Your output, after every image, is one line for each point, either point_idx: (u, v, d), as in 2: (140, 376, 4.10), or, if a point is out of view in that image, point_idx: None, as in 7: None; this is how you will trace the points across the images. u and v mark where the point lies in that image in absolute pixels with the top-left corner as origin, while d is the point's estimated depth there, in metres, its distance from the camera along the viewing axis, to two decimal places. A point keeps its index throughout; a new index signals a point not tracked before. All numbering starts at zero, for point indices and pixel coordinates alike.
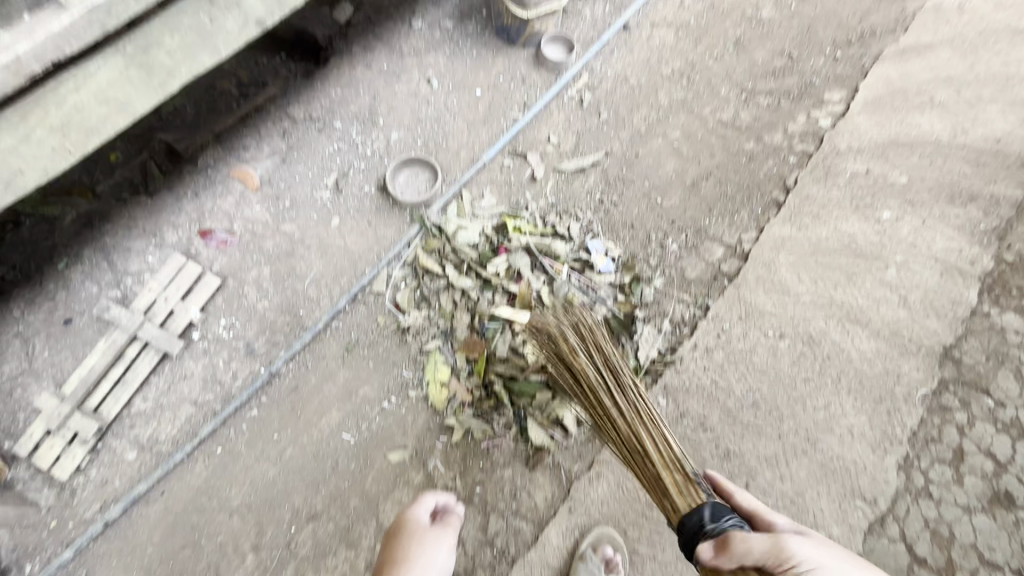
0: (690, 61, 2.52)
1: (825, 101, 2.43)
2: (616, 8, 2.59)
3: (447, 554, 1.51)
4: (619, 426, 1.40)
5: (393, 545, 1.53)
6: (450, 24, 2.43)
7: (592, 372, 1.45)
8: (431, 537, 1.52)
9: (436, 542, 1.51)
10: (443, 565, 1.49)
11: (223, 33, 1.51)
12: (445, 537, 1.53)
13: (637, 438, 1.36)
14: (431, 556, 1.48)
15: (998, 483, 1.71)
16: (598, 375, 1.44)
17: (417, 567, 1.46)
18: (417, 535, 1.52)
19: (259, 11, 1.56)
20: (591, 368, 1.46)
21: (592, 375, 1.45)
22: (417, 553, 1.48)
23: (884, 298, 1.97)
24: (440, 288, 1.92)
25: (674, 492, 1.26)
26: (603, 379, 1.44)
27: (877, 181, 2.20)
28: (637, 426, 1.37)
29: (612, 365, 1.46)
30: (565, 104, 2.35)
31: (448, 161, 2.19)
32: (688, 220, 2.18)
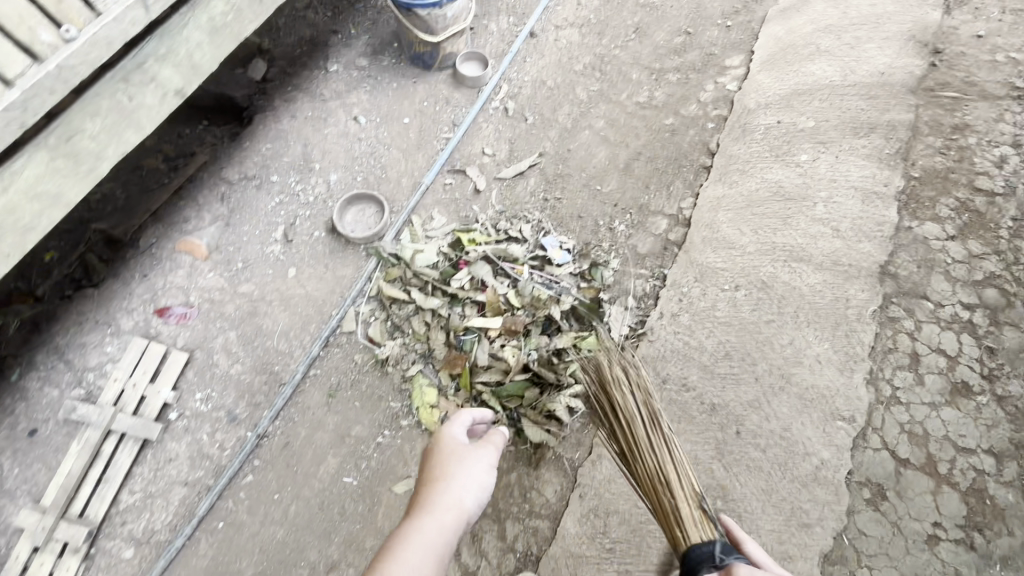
0: (598, 54, 2.66)
1: (727, 67, 2.62)
2: (519, 19, 2.68)
3: (486, 472, 1.39)
4: (642, 457, 1.45)
5: (429, 467, 1.41)
6: (366, 62, 2.50)
7: (627, 408, 1.51)
8: (469, 453, 1.41)
9: (475, 458, 1.40)
10: (482, 481, 1.36)
11: (143, 108, 1.64)
12: (485, 455, 1.43)
13: (657, 473, 1.40)
14: (469, 470, 1.36)
15: (953, 375, 1.90)
16: (630, 410, 1.50)
17: (455, 484, 1.33)
18: (455, 454, 1.41)
19: (175, 80, 1.70)
20: (627, 402, 1.52)
21: (625, 410, 1.51)
22: (456, 470, 1.37)
23: (819, 232, 2.12)
24: (409, 314, 1.94)
25: (685, 525, 1.28)
26: (636, 415, 1.49)
27: (789, 128, 2.36)
28: (660, 461, 1.41)
29: (646, 403, 1.51)
30: (492, 116, 2.45)
31: (391, 191, 2.22)
32: (629, 201, 2.33)
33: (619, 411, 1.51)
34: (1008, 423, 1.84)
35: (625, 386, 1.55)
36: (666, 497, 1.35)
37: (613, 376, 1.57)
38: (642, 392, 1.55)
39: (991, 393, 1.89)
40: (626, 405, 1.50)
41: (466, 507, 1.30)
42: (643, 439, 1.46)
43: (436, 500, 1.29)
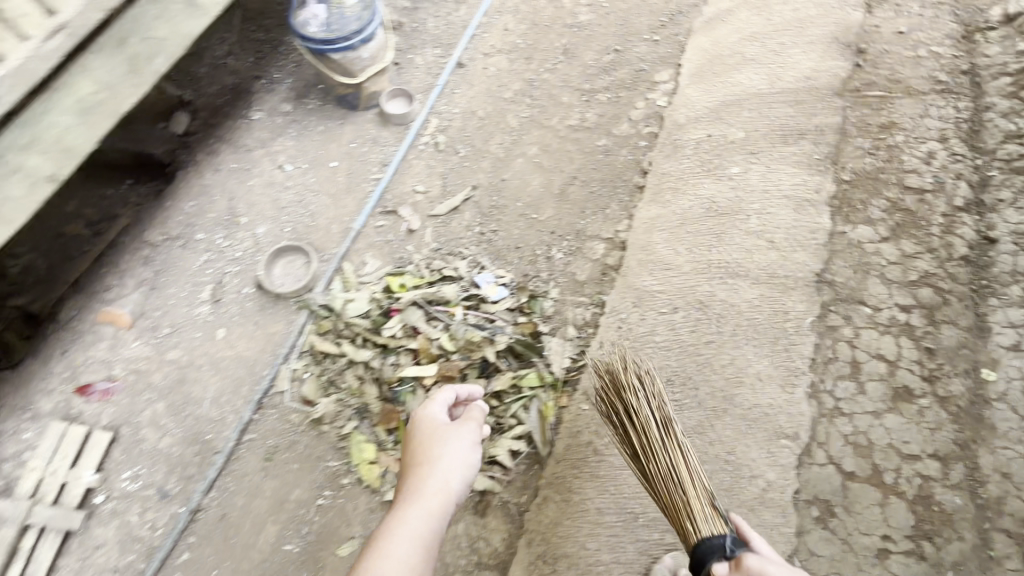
0: (527, 79, 2.64)
1: (656, 82, 2.61)
2: (445, 50, 2.65)
3: (469, 450, 1.47)
4: (655, 459, 1.47)
5: (414, 449, 1.49)
6: (290, 106, 2.45)
7: (641, 411, 1.51)
8: (451, 434, 1.49)
9: (455, 440, 1.48)
10: (466, 460, 1.45)
11: (12, 198, 1.75)
12: (466, 433, 1.51)
13: (671, 475, 1.43)
14: (451, 453, 1.44)
15: (895, 380, 1.90)
16: (643, 414, 1.50)
17: (439, 467, 1.42)
18: (436, 436, 1.49)
19: (46, 168, 1.81)
20: (640, 406, 1.52)
21: (639, 414, 1.51)
22: (439, 453, 1.45)
23: (754, 246, 2.12)
24: (342, 367, 1.89)
25: (698, 518, 1.35)
26: (649, 419, 1.50)
27: (720, 140, 2.36)
28: (674, 464, 1.44)
29: (658, 405, 1.53)
30: (422, 152, 2.41)
31: (320, 239, 2.17)
32: (566, 228, 2.31)
33: (632, 415, 1.51)
34: (950, 424, 1.86)
35: (638, 389, 1.55)
36: (677, 492, 1.40)
37: (626, 379, 1.56)
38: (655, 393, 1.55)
39: (933, 395, 1.90)
40: (640, 410, 1.50)
41: (452, 488, 1.40)
42: (657, 442, 1.47)
43: (421, 487, 1.39)
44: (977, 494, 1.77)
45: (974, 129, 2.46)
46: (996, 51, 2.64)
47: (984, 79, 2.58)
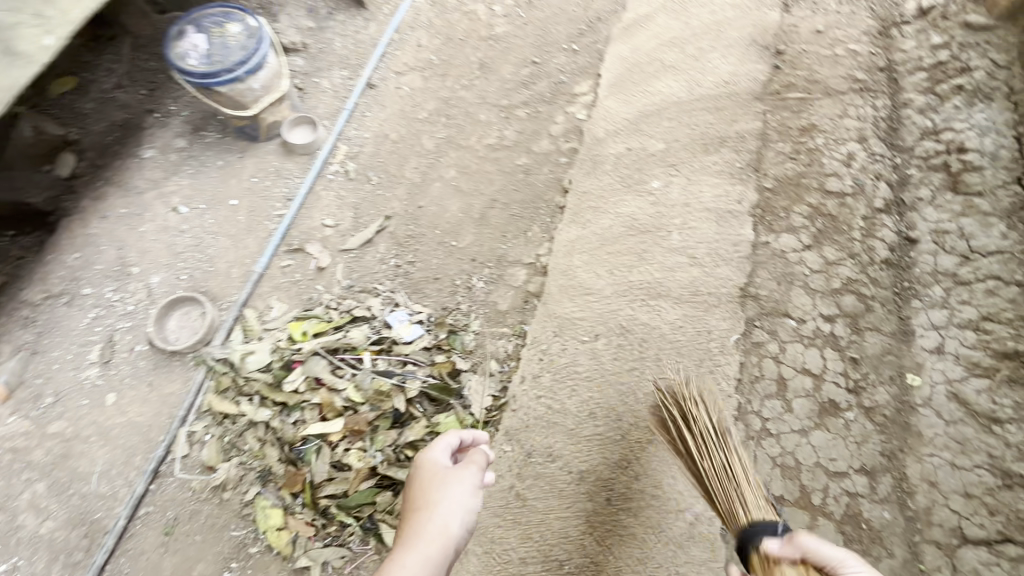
0: (443, 97, 2.53)
1: (576, 95, 2.54)
2: (354, 71, 2.52)
3: (470, 496, 1.39)
4: (709, 456, 1.49)
5: (413, 494, 1.42)
6: (185, 142, 2.28)
7: (700, 416, 1.53)
8: (452, 478, 1.41)
9: (457, 483, 1.40)
10: (466, 506, 1.37)
11: None
12: (468, 476, 1.42)
13: (727, 472, 1.45)
14: (451, 498, 1.36)
15: (822, 395, 1.87)
16: (701, 419, 1.52)
17: (438, 512, 1.34)
18: (438, 478, 1.42)
19: None
20: (699, 412, 1.54)
21: (697, 419, 1.53)
22: (438, 497, 1.37)
23: (676, 263, 2.06)
24: (243, 428, 1.76)
25: (750, 508, 1.39)
26: (706, 423, 1.52)
27: (640, 153, 2.29)
28: (730, 463, 1.47)
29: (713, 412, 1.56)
30: (331, 183, 2.27)
31: (218, 287, 2.03)
32: (487, 254, 2.21)
33: (690, 419, 1.53)
34: (877, 435, 1.82)
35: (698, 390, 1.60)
36: (728, 485, 1.44)
37: (687, 389, 1.59)
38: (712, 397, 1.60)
39: (859, 407, 1.87)
40: (699, 415, 1.53)
41: (451, 533, 1.33)
42: (711, 442, 1.50)
43: (420, 531, 1.32)
44: (906, 505, 1.75)
45: (891, 127, 2.44)
46: (911, 45, 2.63)
47: (900, 75, 2.56)
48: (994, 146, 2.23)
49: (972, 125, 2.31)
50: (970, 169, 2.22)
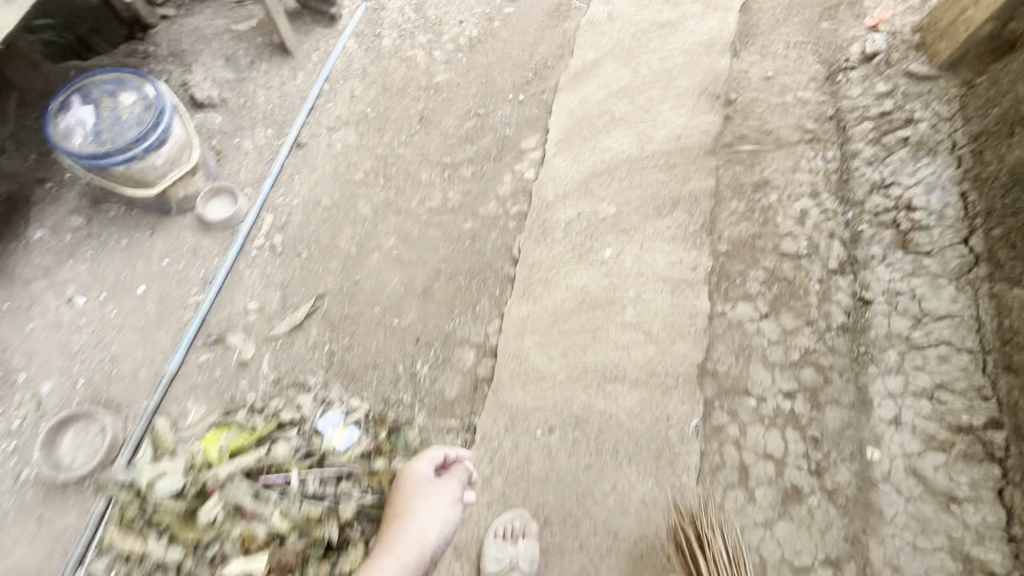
0: (380, 155, 2.33)
1: (523, 150, 2.39)
2: (279, 129, 2.29)
3: (450, 507, 1.56)
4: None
5: (397, 502, 1.59)
6: (82, 219, 2.01)
7: (715, 543, 1.53)
8: (432, 491, 1.57)
9: (438, 495, 1.56)
10: (445, 517, 1.54)
11: None
12: (448, 490, 1.59)
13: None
14: (430, 509, 1.53)
15: (783, 482, 1.83)
16: (717, 547, 1.51)
17: (417, 520, 1.52)
18: (420, 490, 1.58)
19: None
20: (715, 539, 1.53)
21: (712, 545, 1.52)
22: (418, 507, 1.55)
23: (632, 340, 1.94)
24: (152, 568, 1.56)
25: None
26: (720, 551, 1.51)
27: (591, 219, 2.18)
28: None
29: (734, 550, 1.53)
30: (255, 259, 2.05)
31: (123, 393, 1.78)
32: (432, 332, 2.03)
33: (705, 543, 1.52)
34: (839, 521, 1.78)
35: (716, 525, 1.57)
36: None
37: (706, 515, 1.58)
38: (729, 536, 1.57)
39: (822, 491, 1.82)
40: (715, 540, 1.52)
41: (428, 541, 1.50)
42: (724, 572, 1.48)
43: (400, 537, 1.50)
44: None
45: (841, 181, 2.42)
46: (858, 92, 2.61)
47: (848, 124, 2.54)
48: (941, 203, 2.20)
49: (919, 180, 2.29)
50: (919, 228, 2.19)
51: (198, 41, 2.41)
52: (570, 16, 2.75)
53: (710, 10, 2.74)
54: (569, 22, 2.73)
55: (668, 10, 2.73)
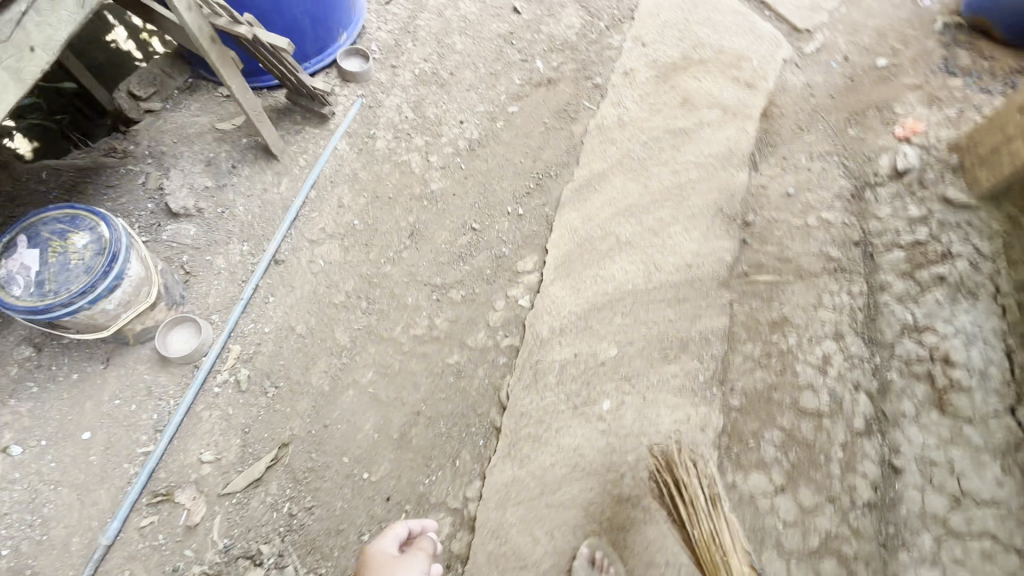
0: (364, 274, 2.16)
1: (519, 272, 2.21)
2: (257, 244, 2.13)
3: None
4: (698, 524, 1.48)
5: None
6: (31, 350, 1.85)
7: (690, 484, 1.55)
8: (402, 565, 1.40)
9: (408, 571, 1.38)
10: None
11: None
12: (417, 563, 1.42)
13: (714, 539, 1.44)
14: None
15: None
16: (692, 489, 1.53)
17: None
18: (387, 569, 1.39)
19: None
20: (690, 480, 1.55)
21: (687, 487, 1.54)
22: None
23: (631, 519, 1.69)
24: None
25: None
26: (697, 492, 1.52)
27: (588, 362, 1.97)
28: (718, 531, 1.44)
29: (707, 484, 1.55)
30: (217, 399, 1.87)
31: (51, 567, 1.60)
32: (405, 490, 1.82)
33: (680, 486, 1.54)
34: None
35: (688, 463, 1.59)
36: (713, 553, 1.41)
37: (679, 456, 1.61)
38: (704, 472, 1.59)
39: None
40: (690, 482, 1.54)
41: None
42: (702, 511, 1.49)
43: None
44: None
45: (868, 317, 2.19)
46: (888, 213, 2.40)
47: (877, 251, 2.33)
48: (982, 361, 1.98)
49: (957, 329, 2.05)
50: (958, 388, 1.96)
51: (180, 142, 2.27)
52: (578, 117, 2.59)
53: (728, 117, 2.56)
54: (577, 124, 2.57)
55: (682, 116, 2.55)
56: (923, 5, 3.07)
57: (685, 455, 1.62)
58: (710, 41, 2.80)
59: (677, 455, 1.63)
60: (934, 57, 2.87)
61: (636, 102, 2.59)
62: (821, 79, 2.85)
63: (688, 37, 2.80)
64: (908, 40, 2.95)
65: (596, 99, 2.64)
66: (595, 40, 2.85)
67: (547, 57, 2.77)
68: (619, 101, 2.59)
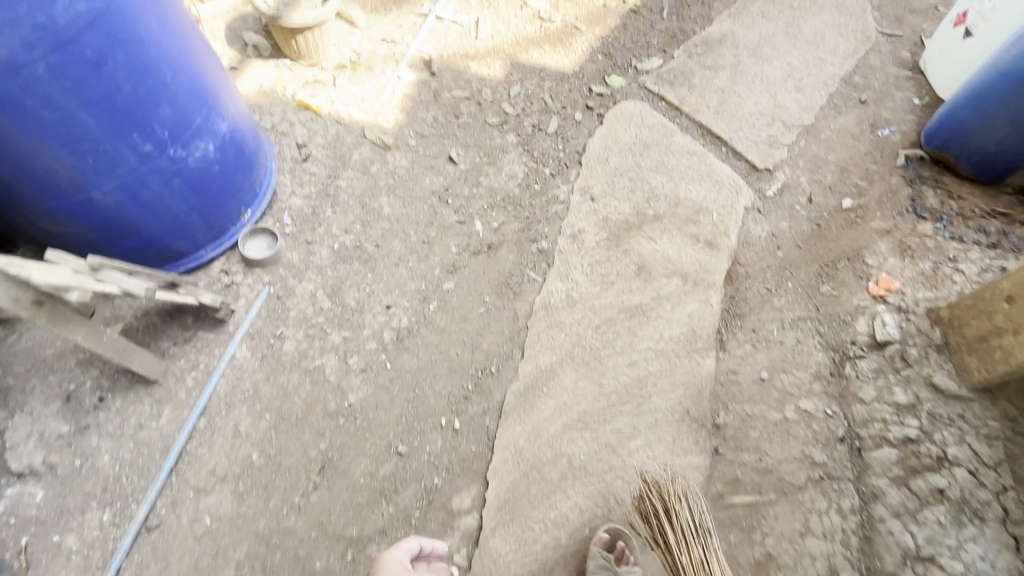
0: (262, 531, 1.75)
1: (455, 511, 1.83)
2: (122, 507, 1.72)
3: None
4: (687, 551, 1.56)
5: None
6: None
7: (681, 512, 1.62)
8: None
9: None
10: None
11: None
12: None
13: (703, 566, 1.53)
14: None
15: None
16: (683, 517, 1.60)
17: None
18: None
19: None
20: (682, 509, 1.63)
21: (679, 514, 1.61)
22: None
23: None
24: None
25: None
26: (688, 521, 1.60)
27: None
28: (707, 558, 1.54)
29: (699, 513, 1.64)
30: None
31: None
32: None
33: (673, 514, 1.61)
34: None
35: (681, 494, 1.66)
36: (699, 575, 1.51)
37: (673, 485, 1.68)
38: (694, 502, 1.66)
39: None
40: (682, 511, 1.61)
41: None
42: (691, 539, 1.57)
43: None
44: None
45: (862, 539, 1.89)
46: (872, 394, 2.12)
47: (864, 446, 2.05)
48: None
49: (966, 567, 1.74)
50: None
51: (32, 369, 1.85)
52: (522, 290, 2.29)
53: (689, 287, 2.30)
54: (521, 300, 2.27)
55: (637, 289, 2.28)
56: (883, 135, 2.92)
57: (677, 484, 1.69)
58: (664, 191, 2.56)
59: (671, 484, 1.69)
60: (901, 197, 2.68)
61: (586, 273, 2.32)
62: (786, 225, 2.63)
63: (640, 188, 2.56)
64: (872, 177, 2.77)
65: (542, 267, 2.36)
66: (540, 192, 2.60)
67: (488, 216, 2.50)
68: (567, 273, 2.32)
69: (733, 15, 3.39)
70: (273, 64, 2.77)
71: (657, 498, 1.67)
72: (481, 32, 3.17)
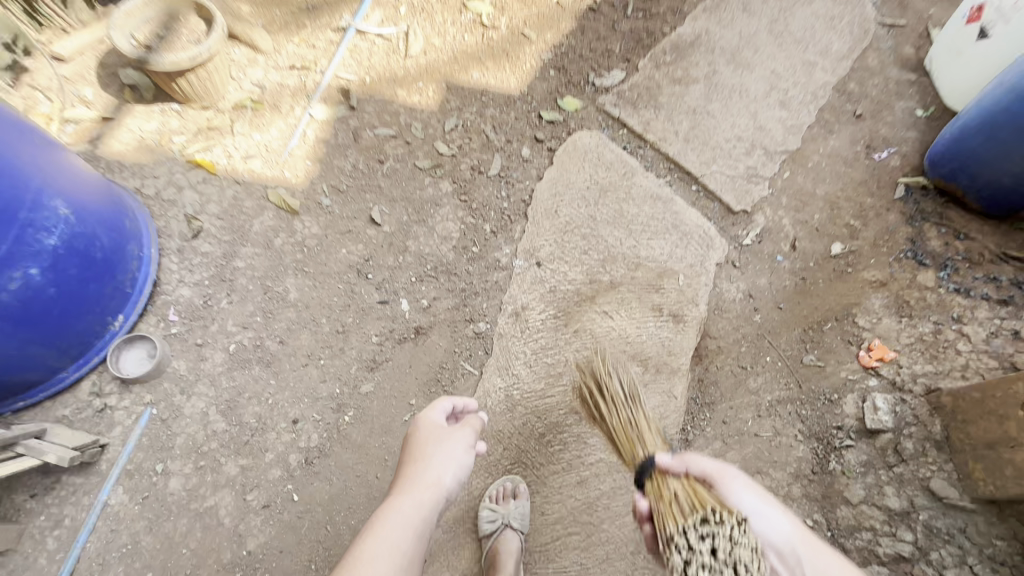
0: None
1: None
2: None
3: (464, 452, 1.37)
4: (616, 416, 1.57)
5: (409, 448, 1.39)
6: None
7: (610, 385, 1.63)
8: (449, 436, 1.39)
9: (454, 441, 1.39)
10: (461, 462, 1.35)
11: None
12: (461, 436, 1.41)
13: (631, 425, 1.52)
14: (449, 454, 1.34)
15: None
16: (613, 388, 1.61)
17: (431, 462, 1.32)
18: (435, 437, 1.39)
19: None
20: (612, 382, 1.64)
21: (608, 387, 1.62)
22: (433, 452, 1.35)
23: None
24: None
25: (644, 446, 1.46)
26: (618, 391, 1.61)
27: None
28: (635, 418, 1.54)
29: (626, 384, 1.65)
30: None
31: None
32: None
33: (602, 387, 1.63)
34: None
35: (609, 369, 1.67)
36: (629, 433, 1.51)
37: (601, 364, 1.69)
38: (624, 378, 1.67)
39: None
40: (611, 383, 1.62)
41: (445, 486, 1.29)
42: (621, 404, 1.59)
43: (415, 478, 1.28)
44: None
45: None
46: (859, 494, 1.84)
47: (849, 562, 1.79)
48: None
49: None
50: None
51: None
52: (455, 388, 1.96)
53: (650, 376, 2.02)
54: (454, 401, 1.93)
55: None
56: (880, 159, 2.51)
57: (602, 359, 1.71)
58: (622, 249, 2.21)
59: (598, 363, 1.71)
60: (899, 240, 2.31)
61: (529, 364, 1.98)
62: (764, 282, 2.26)
63: (595, 248, 2.20)
64: (867, 215, 2.38)
65: (478, 357, 2.01)
66: (478, 255, 2.20)
67: (415, 291, 2.12)
68: (506, 365, 1.98)
69: (710, 8, 2.87)
70: (156, 108, 2.35)
71: (589, 376, 1.69)
72: (411, 47, 2.67)
